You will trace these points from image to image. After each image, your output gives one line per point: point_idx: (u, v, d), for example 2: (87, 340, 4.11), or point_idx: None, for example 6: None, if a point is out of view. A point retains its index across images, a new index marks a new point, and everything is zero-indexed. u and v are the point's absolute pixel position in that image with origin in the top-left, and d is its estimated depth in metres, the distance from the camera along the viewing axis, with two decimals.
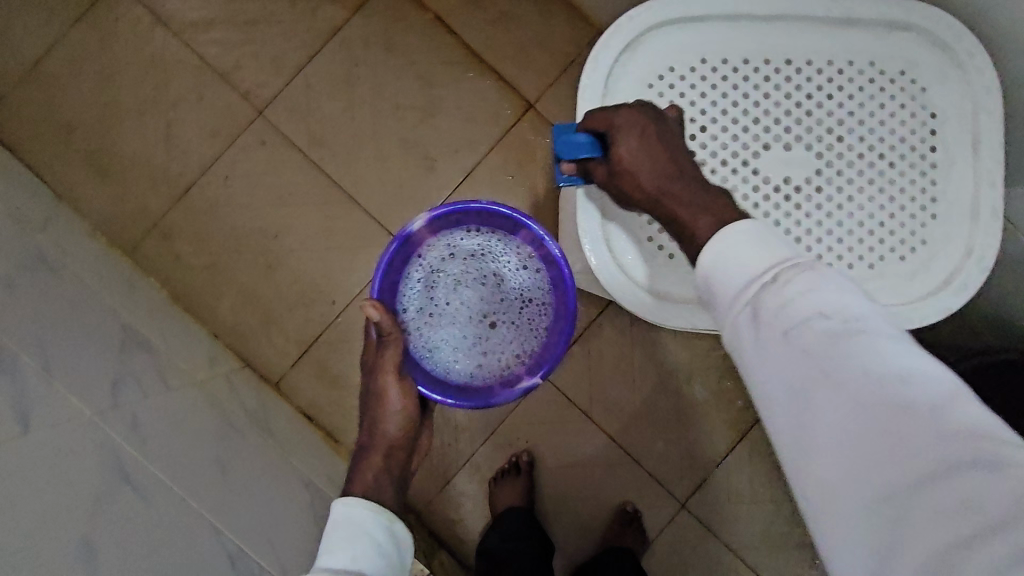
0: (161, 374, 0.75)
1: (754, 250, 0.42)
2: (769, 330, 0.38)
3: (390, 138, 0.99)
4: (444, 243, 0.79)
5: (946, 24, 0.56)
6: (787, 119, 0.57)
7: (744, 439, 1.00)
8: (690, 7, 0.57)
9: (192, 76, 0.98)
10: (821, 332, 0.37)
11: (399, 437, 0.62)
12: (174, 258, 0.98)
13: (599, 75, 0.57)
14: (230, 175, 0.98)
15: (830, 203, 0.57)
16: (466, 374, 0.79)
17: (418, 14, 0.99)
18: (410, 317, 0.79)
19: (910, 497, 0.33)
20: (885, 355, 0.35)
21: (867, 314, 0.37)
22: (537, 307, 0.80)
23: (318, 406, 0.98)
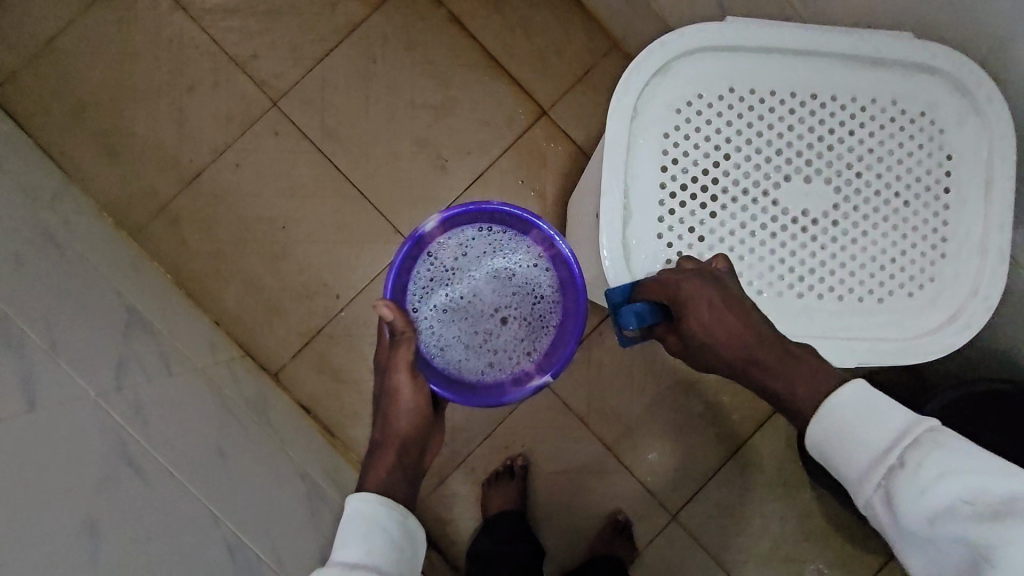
0: (164, 359, 0.75)
1: (870, 423, 0.45)
2: (909, 518, 0.42)
3: (404, 137, 0.99)
4: (456, 241, 0.80)
5: (968, 69, 0.57)
6: (809, 153, 0.59)
7: (737, 454, 1.01)
8: (722, 36, 0.58)
9: (208, 62, 0.98)
10: (964, 521, 0.39)
11: (410, 435, 0.62)
12: (180, 243, 0.98)
13: (630, 96, 0.58)
14: (241, 163, 0.98)
15: (844, 236, 0.59)
16: (477, 371, 0.80)
17: (438, 15, 1.00)
18: (421, 314, 0.80)
19: None
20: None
21: (1014, 494, 0.39)
22: (548, 304, 0.81)
23: (316, 399, 0.97)
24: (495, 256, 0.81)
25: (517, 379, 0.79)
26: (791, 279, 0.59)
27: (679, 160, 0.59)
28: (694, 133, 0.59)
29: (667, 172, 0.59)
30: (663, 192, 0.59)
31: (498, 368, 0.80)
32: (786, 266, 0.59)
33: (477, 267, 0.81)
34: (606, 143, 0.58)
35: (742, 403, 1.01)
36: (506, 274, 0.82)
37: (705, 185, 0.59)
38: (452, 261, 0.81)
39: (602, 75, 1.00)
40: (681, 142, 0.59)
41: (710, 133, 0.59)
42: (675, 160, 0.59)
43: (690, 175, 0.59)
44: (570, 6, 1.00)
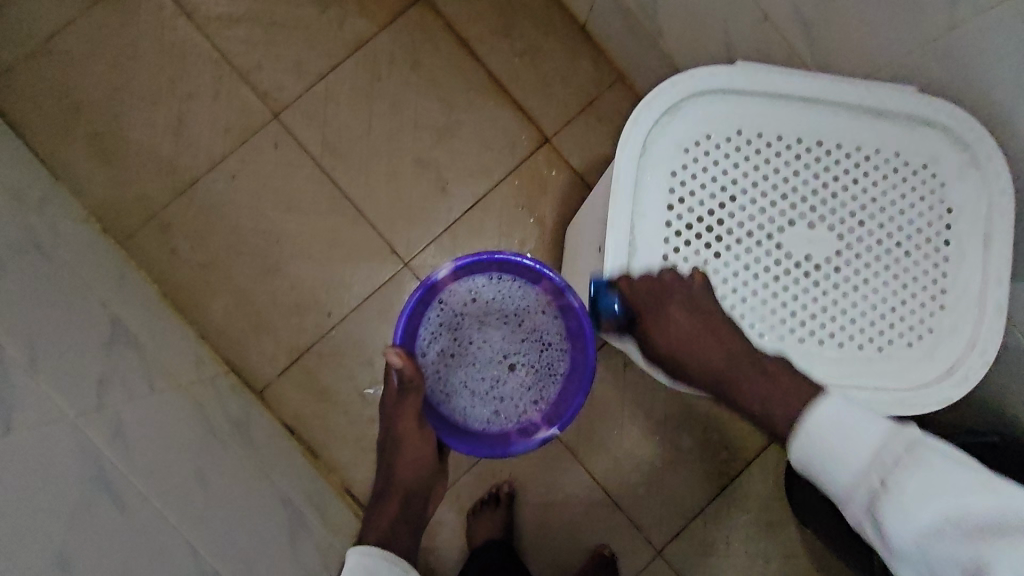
0: (147, 376, 0.73)
1: (846, 450, 0.47)
2: (899, 540, 0.43)
3: (405, 157, 0.99)
4: (466, 287, 0.81)
5: (969, 126, 0.57)
6: (813, 198, 0.59)
7: (724, 491, 1.01)
8: (730, 81, 0.58)
9: (210, 70, 0.97)
10: (948, 539, 0.41)
11: (413, 480, 0.75)
12: (170, 252, 0.95)
13: (638, 135, 0.58)
14: (237, 174, 0.97)
15: (846, 283, 0.59)
16: (483, 419, 0.82)
17: (447, 38, 1.00)
18: (430, 361, 0.82)
19: None
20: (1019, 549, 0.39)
21: (992, 503, 0.41)
22: (555, 353, 0.82)
23: (301, 418, 0.95)
24: (504, 303, 0.82)
25: (522, 429, 0.81)
26: (791, 325, 0.59)
27: (685, 200, 0.60)
28: (701, 174, 0.60)
29: (673, 211, 0.60)
30: (668, 231, 0.60)
31: (504, 417, 0.82)
32: (787, 310, 0.59)
33: (487, 315, 0.83)
34: (614, 179, 0.58)
35: (730, 440, 1.01)
36: (515, 319, 0.83)
37: (702, 233, 0.60)
38: (462, 305, 0.82)
39: (606, 106, 1.00)
40: (687, 181, 0.60)
41: (716, 174, 0.60)
42: (681, 200, 0.60)
43: (695, 216, 0.60)
44: (577, 37, 1.00)
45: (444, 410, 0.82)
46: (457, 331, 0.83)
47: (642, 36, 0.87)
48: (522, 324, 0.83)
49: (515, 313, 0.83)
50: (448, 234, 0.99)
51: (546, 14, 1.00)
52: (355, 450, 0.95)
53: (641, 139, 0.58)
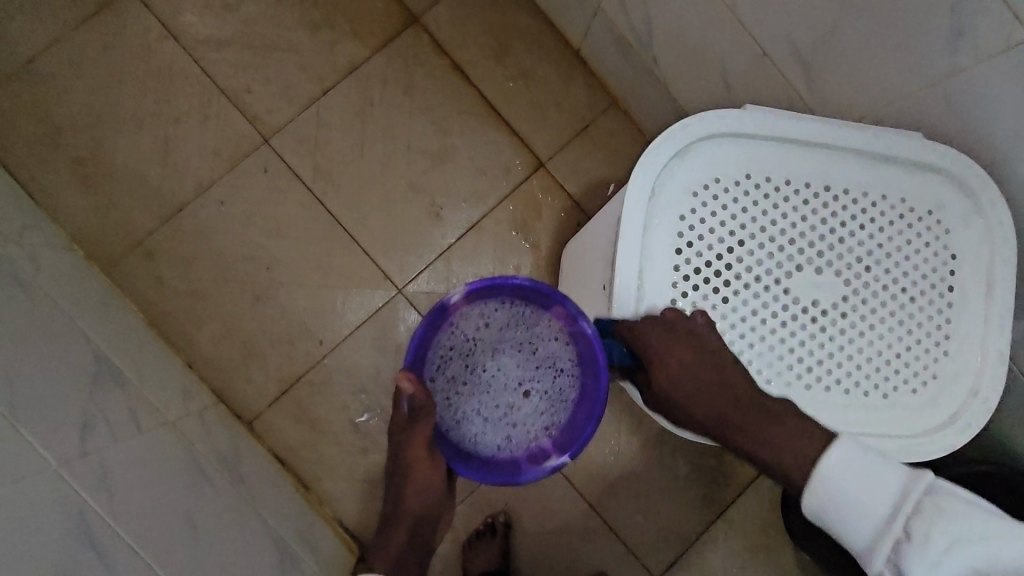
0: (132, 414, 0.70)
1: (871, 498, 0.47)
2: None
3: (398, 181, 0.97)
4: (478, 313, 0.79)
5: (974, 173, 0.57)
6: (821, 244, 0.59)
7: (721, 517, 1.00)
8: (739, 125, 0.58)
9: (198, 94, 0.95)
10: None
11: (420, 510, 0.76)
12: (156, 279, 0.93)
13: (647, 177, 0.58)
14: (226, 200, 0.95)
15: (853, 329, 0.59)
16: (495, 446, 0.78)
17: (441, 61, 0.99)
18: (439, 387, 0.79)
19: None
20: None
21: (1001, 546, 0.43)
22: (569, 379, 0.78)
23: (292, 449, 0.93)
24: (518, 327, 0.79)
25: (533, 455, 0.77)
26: (799, 371, 0.59)
27: (693, 243, 0.60)
28: (708, 218, 0.60)
29: (681, 254, 0.59)
30: (675, 275, 0.60)
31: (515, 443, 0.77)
32: (795, 357, 0.59)
33: (499, 339, 0.80)
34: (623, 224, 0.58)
35: (727, 465, 1.01)
36: (530, 344, 0.79)
37: (709, 278, 0.60)
38: (475, 330, 0.79)
39: (600, 132, 1.00)
40: (694, 225, 0.60)
41: (724, 219, 0.60)
42: (689, 243, 0.60)
43: (703, 259, 0.59)
44: (571, 62, 1.00)
45: (454, 436, 0.78)
46: (470, 357, 0.80)
47: (637, 63, 0.87)
48: (537, 349, 0.79)
49: (529, 337, 0.79)
50: (442, 260, 0.97)
51: (539, 39, 1.00)
52: (348, 481, 0.93)
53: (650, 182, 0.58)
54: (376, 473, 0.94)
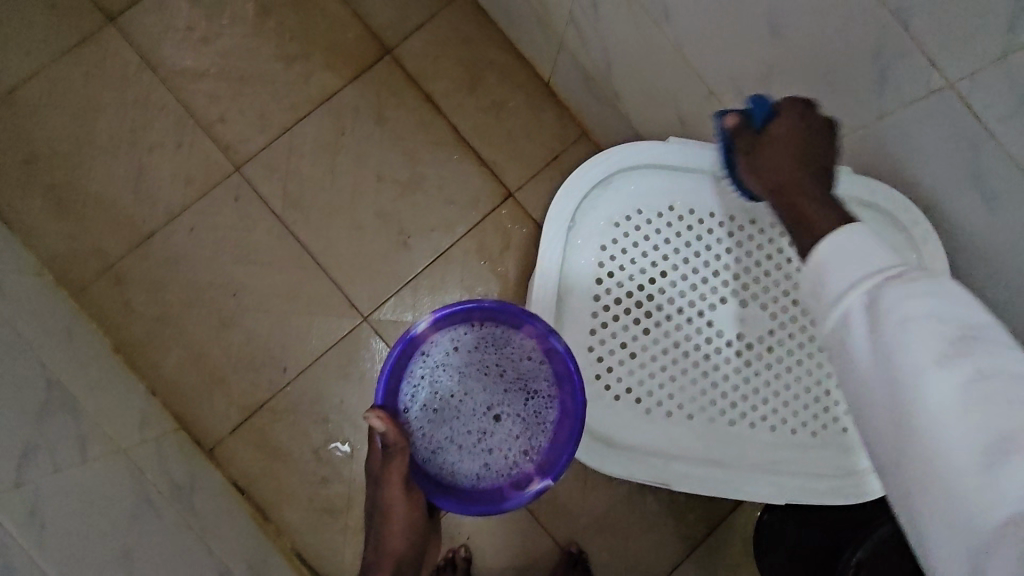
0: (79, 441, 0.70)
1: (871, 248, 0.42)
2: (884, 313, 0.38)
3: (367, 210, 0.98)
4: (447, 338, 0.73)
5: (906, 209, 0.57)
6: (742, 279, 0.64)
7: (690, 555, 0.97)
8: (662, 157, 0.64)
9: (173, 124, 0.97)
10: (937, 332, 0.36)
11: (402, 550, 0.72)
12: (124, 304, 0.94)
13: (567, 208, 0.62)
14: (196, 227, 0.96)
15: (775, 364, 0.63)
16: (472, 475, 0.72)
17: (413, 92, 1.00)
18: (413, 416, 0.73)
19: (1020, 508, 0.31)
20: (997, 357, 0.34)
21: (989, 324, 0.36)
22: (544, 400, 0.72)
23: (251, 477, 0.92)
24: (487, 350, 0.74)
25: (514, 482, 0.71)
26: (719, 403, 0.63)
27: (615, 272, 0.63)
28: (630, 248, 0.64)
29: (603, 283, 0.63)
30: (597, 304, 0.63)
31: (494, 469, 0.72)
32: (714, 387, 0.63)
33: (469, 363, 0.74)
34: (541, 256, 0.63)
35: (698, 502, 0.98)
36: (499, 366, 0.74)
37: (629, 307, 0.63)
38: (444, 356, 0.74)
39: (570, 163, 1.01)
40: (615, 255, 0.63)
41: (646, 249, 0.64)
42: (611, 273, 0.63)
43: (625, 289, 0.63)
44: (542, 93, 1.01)
45: (430, 469, 0.72)
46: (439, 384, 0.74)
47: (601, 96, 0.88)
48: (506, 371, 0.74)
49: (498, 360, 0.74)
50: (409, 288, 0.97)
51: (511, 70, 1.01)
52: (306, 511, 0.92)
53: (567, 210, 0.63)
54: (336, 502, 0.93)
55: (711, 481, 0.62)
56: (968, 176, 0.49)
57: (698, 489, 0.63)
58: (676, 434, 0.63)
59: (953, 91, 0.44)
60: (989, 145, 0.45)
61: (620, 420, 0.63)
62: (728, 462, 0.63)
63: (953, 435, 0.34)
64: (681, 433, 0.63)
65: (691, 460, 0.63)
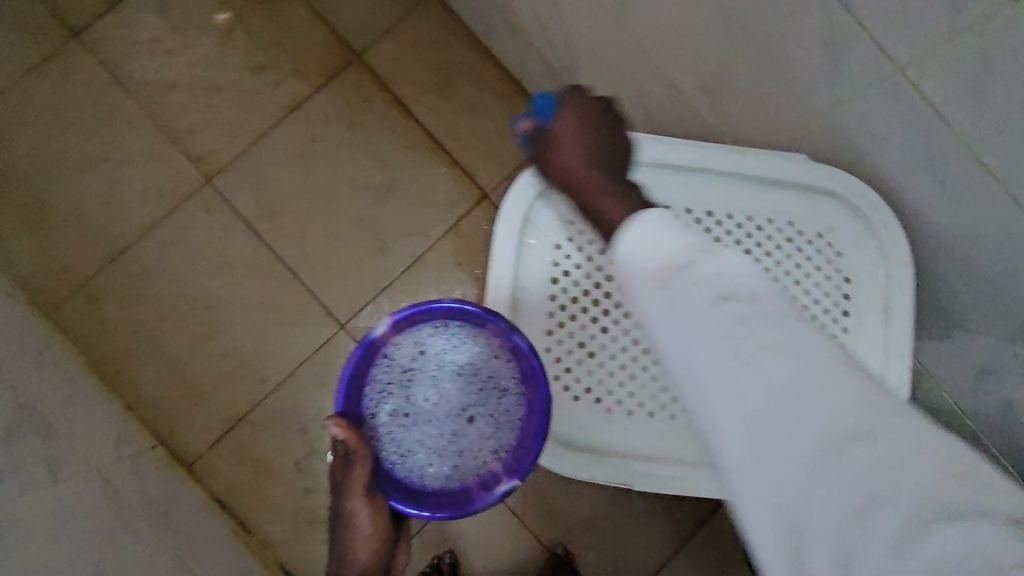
0: (50, 462, 0.69)
1: (667, 239, 0.47)
2: (680, 302, 0.43)
3: (342, 216, 0.97)
4: (412, 341, 0.73)
5: (864, 196, 0.61)
6: None
7: (680, 552, 0.96)
8: None
9: (142, 138, 0.96)
10: (722, 314, 0.41)
11: (369, 559, 0.68)
12: (98, 322, 0.93)
13: (519, 211, 0.64)
14: (169, 241, 0.95)
15: None
16: (442, 477, 0.72)
17: (384, 96, 1.00)
18: (380, 421, 0.72)
19: (810, 488, 0.36)
20: (769, 331, 0.40)
21: (756, 296, 0.41)
22: (512, 399, 0.72)
23: (233, 491, 0.92)
24: (453, 352, 0.73)
25: (484, 482, 0.71)
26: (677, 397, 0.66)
27: (569, 272, 0.66)
28: (585, 246, 0.66)
29: (558, 283, 0.66)
30: (553, 305, 0.66)
31: (464, 469, 0.72)
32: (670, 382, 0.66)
33: (435, 366, 0.74)
34: (494, 255, 0.64)
35: (686, 498, 0.97)
36: (465, 367, 0.73)
37: (586, 307, 0.66)
38: (410, 360, 0.73)
39: None
40: (570, 255, 0.66)
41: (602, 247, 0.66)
42: (566, 272, 0.66)
43: (580, 289, 0.66)
44: (515, 92, 1.00)
45: (399, 473, 0.72)
46: (406, 387, 0.73)
47: None
48: (473, 371, 0.73)
49: (464, 361, 0.73)
50: (386, 294, 0.97)
51: (482, 71, 1.00)
52: (290, 523, 0.92)
53: (520, 211, 0.64)
54: (319, 513, 0.92)
55: (671, 474, 0.66)
56: None
57: (658, 486, 0.67)
58: (636, 428, 0.67)
59: None
60: None
61: (582, 419, 0.66)
62: (688, 458, 0.67)
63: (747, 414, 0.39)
64: (642, 429, 0.67)
65: (652, 457, 0.67)
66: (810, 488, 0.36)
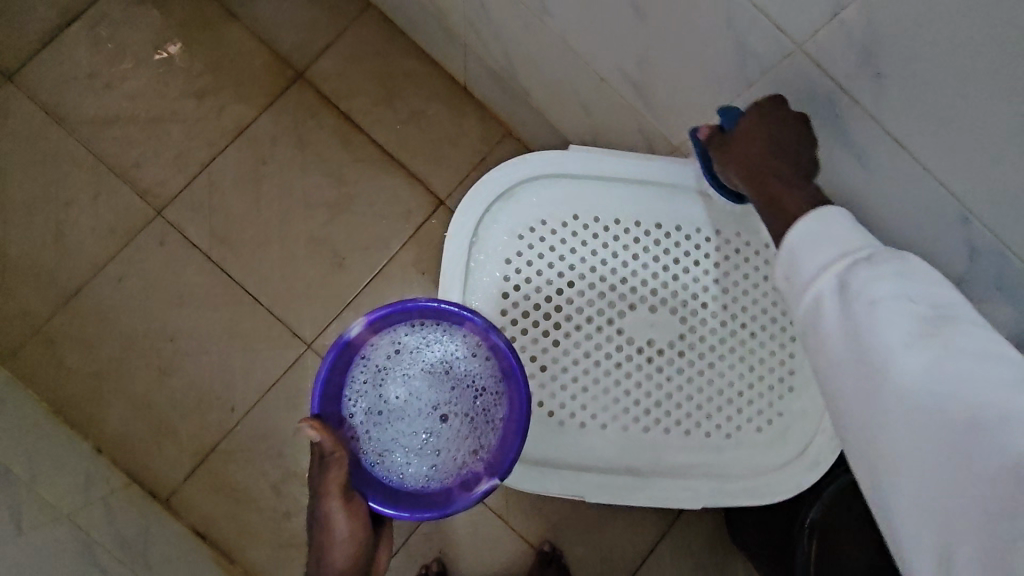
0: (14, 511, 0.68)
1: (839, 236, 0.44)
2: (853, 292, 0.40)
3: (297, 236, 0.97)
4: (388, 340, 0.72)
5: None
6: (650, 286, 0.67)
7: (665, 536, 0.97)
8: (561, 164, 0.66)
9: (87, 175, 0.95)
10: (903, 313, 0.37)
11: (348, 562, 0.66)
12: (59, 364, 0.92)
13: (467, 225, 0.64)
14: (124, 276, 0.94)
15: (689, 367, 0.67)
16: (420, 478, 0.71)
17: (330, 113, 0.99)
18: (357, 421, 0.72)
19: (989, 508, 0.32)
20: (963, 338, 0.36)
21: (958, 303, 0.38)
22: (491, 396, 0.72)
23: (211, 522, 0.91)
24: (431, 352, 0.73)
25: (465, 482, 0.70)
26: (634, 412, 0.67)
27: (520, 287, 0.66)
28: (535, 261, 0.67)
29: (509, 297, 0.66)
30: (504, 319, 0.66)
31: (443, 471, 0.71)
32: (627, 395, 0.67)
33: (413, 365, 0.73)
34: (444, 269, 0.64)
35: None
36: (443, 365, 0.73)
37: (539, 320, 0.67)
38: (387, 359, 0.73)
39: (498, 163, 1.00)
40: (521, 269, 0.66)
41: (552, 261, 0.67)
42: (517, 287, 0.67)
43: (531, 302, 0.66)
44: (462, 97, 1.00)
45: (377, 473, 0.71)
46: (385, 385, 0.73)
47: (514, 94, 0.88)
48: (452, 370, 0.73)
49: (443, 359, 0.73)
50: (349, 310, 0.96)
51: (427, 79, 1.00)
52: (272, 547, 0.91)
53: (468, 225, 0.65)
54: (301, 536, 0.92)
55: (627, 488, 0.66)
56: (836, 133, 0.50)
57: (605, 497, 0.66)
58: (591, 441, 0.66)
59: (803, 55, 0.46)
60: (846, 101, 0.47)
61: (536, 432, 0.67)
62: (641, 469, 0.66)
63: (915, 418, 0.35)
64: (594, 441, 0.66)
65: (605, 467, 0.67)
66: (984, 507, 0.32)
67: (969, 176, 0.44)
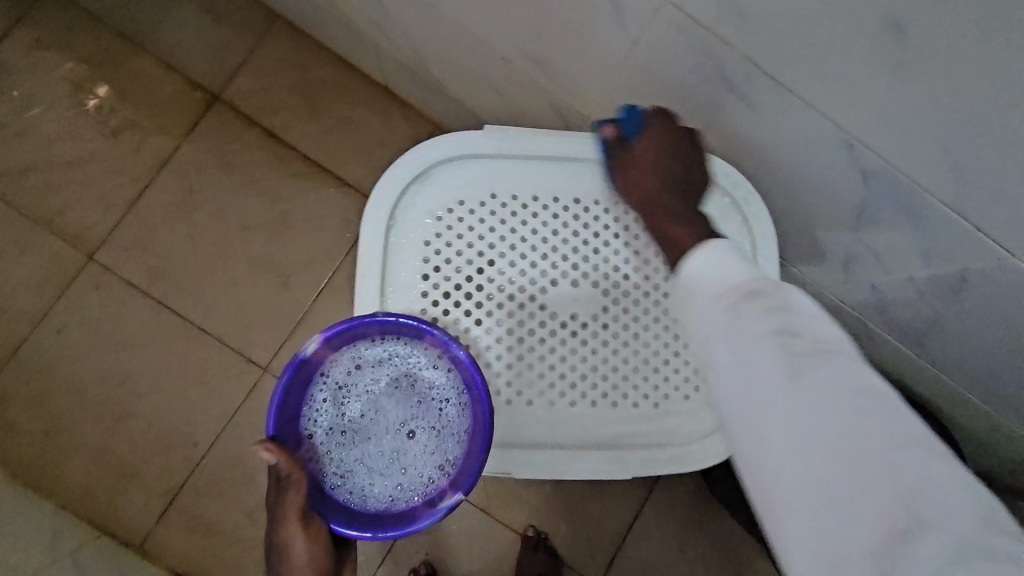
0: None
1: (729, 268, 0.42)
2: (742, 326, 0.39)
3: (238, 260, 0.95)
4: (348, 355, 0.72)
5: (726, 173, 0.61)
6: (569, 261, 0.67)
7: (648, 502, 0.98)
8: (479, 146, 0.67)
9: (10, 230, 0.92)
10: (786, 352, 0.36)
11: None
12: (9, 426, 0.89)
13: (383, 205, 0.65)
14: (63, 327, 0.92)
15: (613, 338, 0.67)
16: (385, 498, 0.70)
17: (253, 132, 0.97)
18: (319, 441, 0.71)
19: (861, 540, 0.32)
20: (843, 375, 0.35)
21: (840, 339, 0.37)
22: (456, 408, 0.71)
23: (190, 559, 0.89)
24: (394, 365, 0.72)
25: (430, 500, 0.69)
26: (561, 386, 0.66)
27: (440, 268, 0.66)
28: (453, 240, 0.66)
29: (429, 279, 0.65)
30: (426, 300, 0.65)
31: (409, 490, 0.70)
32: (554, 371, 0.66)
33: (375, 380, 0.72)
34: (360, 252, 0.64)
35: None
36: (407, 379, 0.72)
37: (460, 301, 0.66)
38: (348, 375, 0.72)
39: None
40: (440, 250, 0.66)
41: (472, 240, 0.66)
42: (437, 267, 0.66)
43: (452, 283, 0.66)
44: (385, 98, 1.00)
45: (339, 494, 0.70)
46: (346, 403, 0.72)
47: (432, 88, 0.87)
48: (414, 383, 0.72)
49: (406, 372, 0.72)
50: (301, 327, 0.95)
51: (347, 84, 0.99)
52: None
53: (384, 207, 0.65)
54: None
55: (552, 462, 0.66)
56: (724, 80, 0.51)
57: (538, 472, 0.66)
58: (518, 418, 0.66)
59: (674, 7, 0.46)
60: (721, 48, 0.48)
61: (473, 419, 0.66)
62: (564, 444, 0.66)
63: (798, 453, 0.35)
64: (522, 418, 0.66)
65: (533, 445, 0.66)
66: (857, 541, 0.32)
67: (848, 103, 0.45)
